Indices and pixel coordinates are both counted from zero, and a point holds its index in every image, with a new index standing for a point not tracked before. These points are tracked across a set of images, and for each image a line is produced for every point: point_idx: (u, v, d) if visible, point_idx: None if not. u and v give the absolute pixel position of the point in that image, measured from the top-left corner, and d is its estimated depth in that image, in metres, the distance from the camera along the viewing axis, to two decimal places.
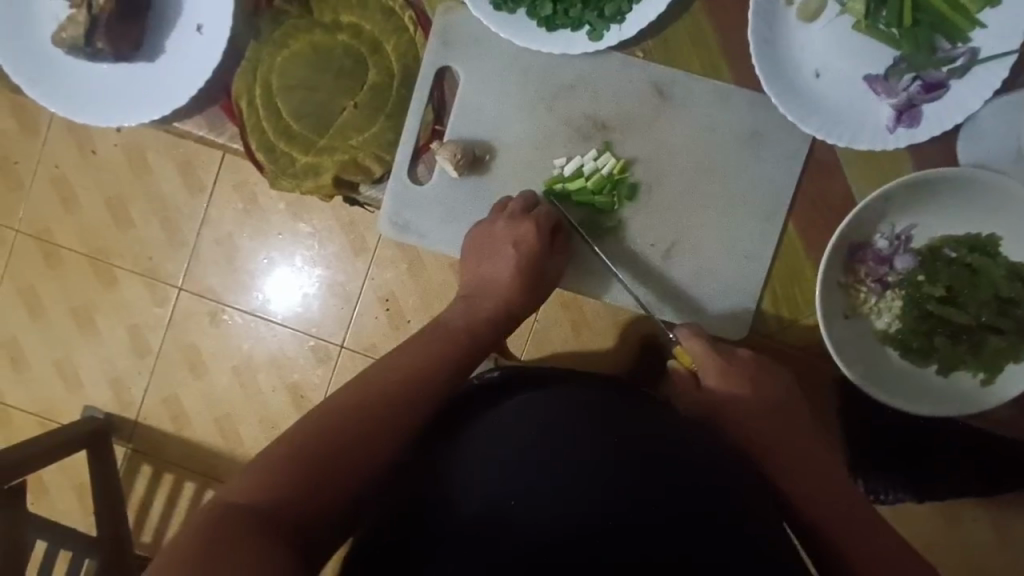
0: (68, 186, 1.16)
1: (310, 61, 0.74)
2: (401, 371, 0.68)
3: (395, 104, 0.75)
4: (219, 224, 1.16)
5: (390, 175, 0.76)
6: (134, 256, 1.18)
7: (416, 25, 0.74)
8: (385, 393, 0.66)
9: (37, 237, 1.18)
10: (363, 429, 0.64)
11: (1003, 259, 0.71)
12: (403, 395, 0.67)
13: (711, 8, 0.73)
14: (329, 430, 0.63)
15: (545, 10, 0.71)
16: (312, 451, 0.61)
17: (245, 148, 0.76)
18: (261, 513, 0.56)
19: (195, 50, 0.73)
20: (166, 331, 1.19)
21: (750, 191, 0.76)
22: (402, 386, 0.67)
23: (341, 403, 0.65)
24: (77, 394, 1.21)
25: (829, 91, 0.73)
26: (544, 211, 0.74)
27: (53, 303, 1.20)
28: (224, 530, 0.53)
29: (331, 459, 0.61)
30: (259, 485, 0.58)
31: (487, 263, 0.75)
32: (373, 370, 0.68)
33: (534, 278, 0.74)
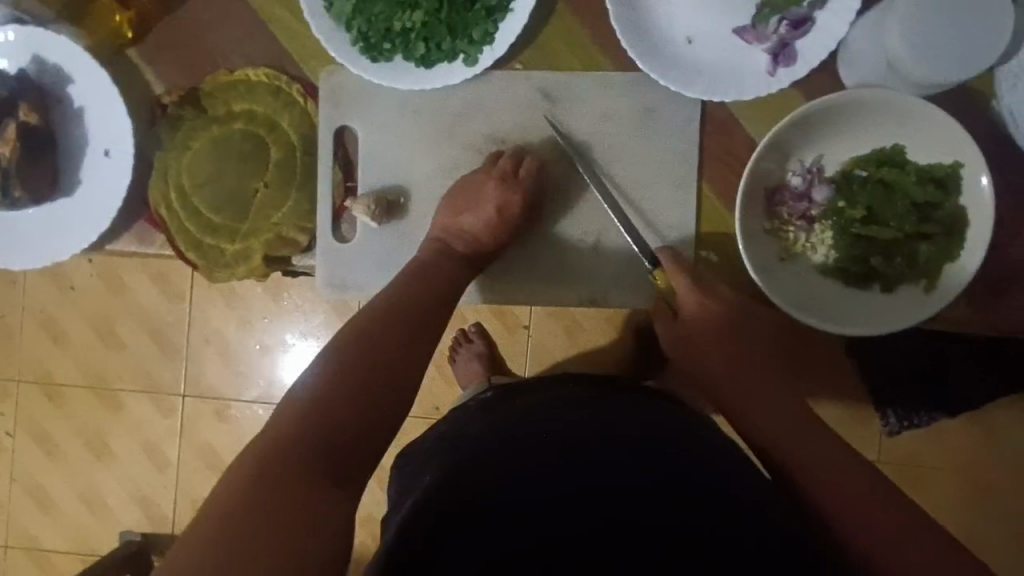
0: (51, 323, 1.19)
1: (216, 154, 0.77)
2: (409, 332, 0.65)
3: (304, 173, 0.78)
4: (205, 323, 1.18)
5: (317, 241, 0.78)
6: (133, 376, 1.20)
7: (303, 94, 0.78)
8: (377, 352, 0.62)
9: (38, 381, 1.21)
10: (371, 393, 0.59)
11: (911, 166, 0.71)
12: (394, 356, 0.63)
13: (572, 7, 0.76)
14: (327, 393, 0.57)
15: (418, 51, 0.75)
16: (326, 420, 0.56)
17: (176, 251, 0.79)
18: (281, 473, 0.51)
19: (106, 174, 0.77)
20: (181, 439, 1.21)
21: (660, 164, 0.77)
22: (392, 348, 0.63)
23: (346, 364, 0.60)
24: (111, 520, 1.23)
25: (705, 52, 0.75)
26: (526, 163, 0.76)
27: (67, 441, 1.22)
28: (245, 502, 0.48)
29: (328, 421, 0.56)
30: (266, 453, 0.52)
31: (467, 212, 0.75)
32: (347, 337, 0.63)
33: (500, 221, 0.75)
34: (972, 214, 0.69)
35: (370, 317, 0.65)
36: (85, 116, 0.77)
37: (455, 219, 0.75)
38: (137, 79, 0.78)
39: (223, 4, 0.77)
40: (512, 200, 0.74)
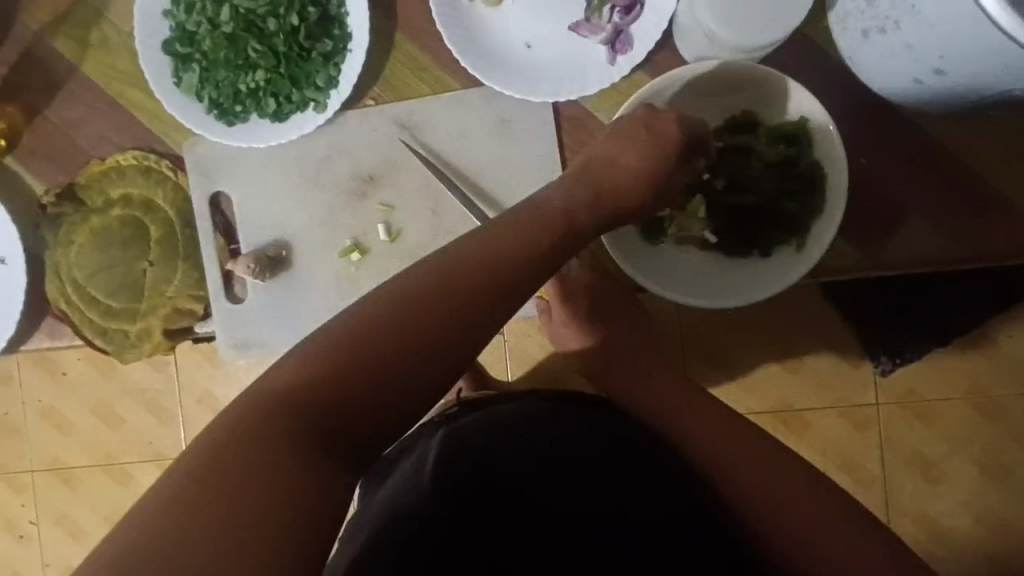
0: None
1: (102, 241, 0.80)
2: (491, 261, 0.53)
3: (185, 244, 0.80)
4: (191, 381, 0.91)
5: (212, 306, 0.81)
6: (132, 446, 0.93)
7: (175, 168, 0.80)
8: (351, 348, 0.47)
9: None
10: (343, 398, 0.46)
11: (763, 129, 0.71)
12: (469, 282, 0.52)
13: (408, 35, 0.78)
14: (289, 389, 0.45)
15: (270, 106, 0.77)
16: (372, 365, 0.47)
17: (84, 341, 0.82)
18: (291, 421, 0.44)
19: (4, 280, 0.80)
20: None
21: (525, 171, 0.78)
22: (431, 314, 0.50)
23: (429, 293, 0.50)
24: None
25: (546, 53, 0.76)
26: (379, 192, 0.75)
27: (93, 522, 0.95)
28: (217, 462, 0.41)
29: (369, 374, 0.47)
30: (246, 416, 0.43)
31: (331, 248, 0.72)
32: (452, 263, 0.52)
33: None
34: (829, 169, 0.69)
35: (447, 264, 0.52)
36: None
37: None
38: (15, 183, 0.82)
39: (83, 97, 0.80)
40: None
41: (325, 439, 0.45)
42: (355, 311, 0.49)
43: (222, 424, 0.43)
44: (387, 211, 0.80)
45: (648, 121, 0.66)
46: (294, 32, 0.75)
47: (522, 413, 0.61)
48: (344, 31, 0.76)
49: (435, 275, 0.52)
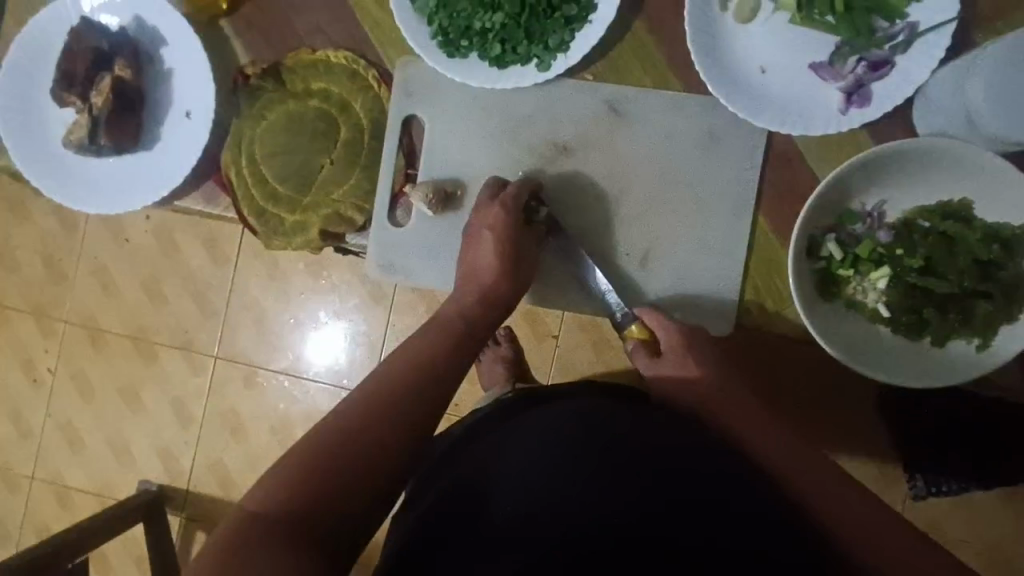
0: (66, 255, 1.15)
1: (289, 128, 0.80)
2: (426, 347, 0.67)
3: (368, 154, 0.81)
4: None
5: (372, 222, 0.81)
6: None
7: (380, 81, 0.80)
8: (397, 388, 0.62)
9: (37, 312, 1.17)
10: (375, 423, 0.59)
11: (978, 223, 0.70)
12: (419, 365, 0.65)
13: (649, 25, 0.78)
14: (346, 417, 0.59)
15: (494, 51, 0.77)
16: (362, 407, 0.60)
17: (238, 214, 0.82)
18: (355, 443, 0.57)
19: (184, 134, 0.81)
20: None
21: (719, 189, 0.77)
22: (387, 380, 0.63)
23: (392, 372, 0.64)
24: (95, 472, 1.17)
25: (778, 83, 0.75)
26: (511, 191, 0.75)
27: None
28: (290, 487, 0.54)
29: (337, 458, 0.56)
30: (270, 498, 0.53)
31: (471, 252, 0.75)
32: (384, 372, 0.64)
33: (512, 256, 0.74)
34: None
35: (401, 356, 0.66)
36: (173, 77, 0.81)
37: (477, 258, 0.74)
38: (224, 48, 0.83)
39: None
40: (494, 214, 0.74)
41: (314, 527, 0.53)
42: (337, 404, 0.60)
43: (262, 502, 0.53)
44: (566, 186, 0.79)
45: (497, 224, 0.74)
46: None
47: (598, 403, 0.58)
48: (592, 2, 0.76)
49: (401, 358, 0.66)
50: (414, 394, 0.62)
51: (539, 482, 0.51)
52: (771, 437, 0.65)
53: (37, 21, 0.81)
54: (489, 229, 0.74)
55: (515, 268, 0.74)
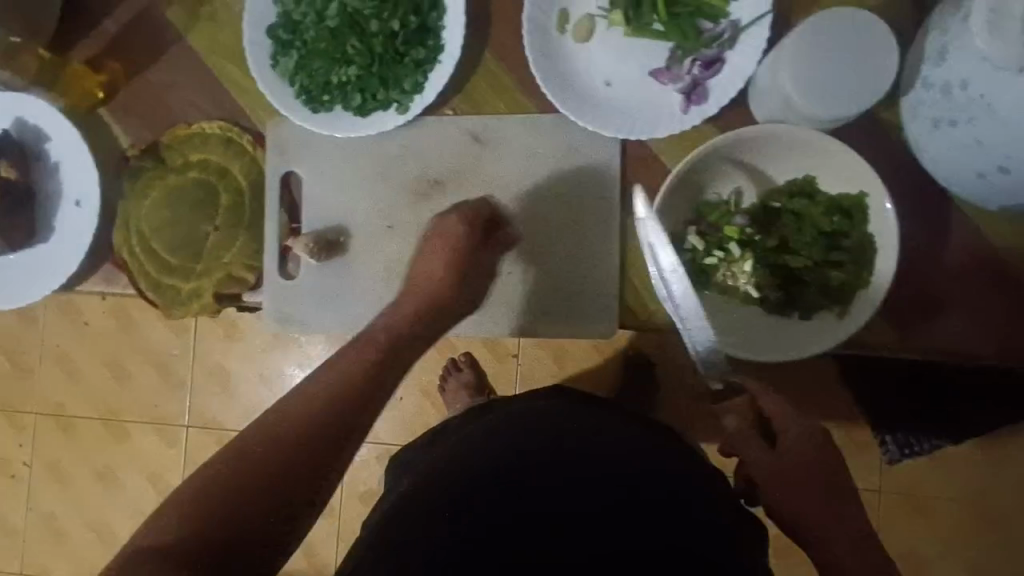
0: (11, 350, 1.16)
1: (176, 202, 0.84)
2: (353, 366, 0.64)
3: (251, 216, 0.84)
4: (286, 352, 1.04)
5: (265, 277, 0.84)
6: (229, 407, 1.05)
7: (255, 144, 0.84)
8: (329, 405, 0.59)
9: None
10: (315, 440, 0.57)
11: (821, 196, 0.74)
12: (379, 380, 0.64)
13: (495, 56, 0.82)
14: (264, 434, 0.56)
15: (355, 101, 0.81)
16: (269, 426, 0.57)
17: (136, 290, 0.86)
18: (276, 455, 0.55)
19: (75, 221, 0.84)
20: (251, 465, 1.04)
21: (585, 199, 0.81)
22: (324, 398, 0.60)
23: (331, 387, 0.61)
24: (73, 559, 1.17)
25: (622, 93, 0.79)
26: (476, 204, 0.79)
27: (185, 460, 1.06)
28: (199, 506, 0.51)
29: (284, 487, 0.53)
30: (185, 516, 0.50)
31: (422, 261, 0.75)
32: (318, 385, 0.61)
33: (472, 268, 0.76)
34: (880, 242, 0.71)
35: (348, 380, 0.62)
36: (60, 170, 0.85)
37: (427, 275, 0.74)
38: (106, 135, 0.86)
39: (181, 64, 0.85)
40: (451, 226, 0.77)
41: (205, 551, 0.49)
42: (302, 396, 0.59)
43: (196, 491, 0.52)
44: (445, 217, 0.83)
45: (438, 231, 0.77)
46: (388, 36, 0.78)
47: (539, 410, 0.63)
48: (439, 43, 0.80)
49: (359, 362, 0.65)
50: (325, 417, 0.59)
51: (486, 485, 0.57)
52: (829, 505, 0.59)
53: None
54: (448, 241, 0.76)
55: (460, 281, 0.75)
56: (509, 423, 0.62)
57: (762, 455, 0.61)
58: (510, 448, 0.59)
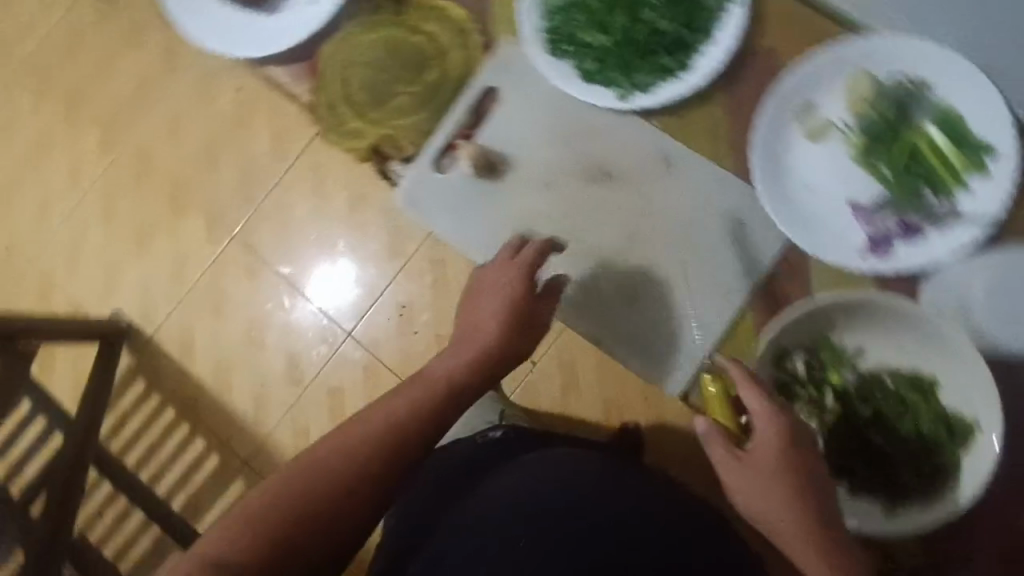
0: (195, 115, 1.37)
1: (389, 56, 0.88)
2: (409, 409, 0.63)
3: (441, 101, 0.88)
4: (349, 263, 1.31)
5: (419, 157, 0.87)
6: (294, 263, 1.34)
7: (481, 48, 0.88)
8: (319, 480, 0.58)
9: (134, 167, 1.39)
10: (302, 505, 0.56)
11: (936, 404, 0.74)
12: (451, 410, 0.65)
13: (727, 101, 0.82)
14: (249, 521, 0.55)
15: (588, 65, 0.84)
16: (310, 486, 0.57)
17: (311, 101, 0.91)
18: (264, 538, 0.54)
19: (299, 13, 0.88)
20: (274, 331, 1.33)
21: (722, 269, 0.82)
22: (325, 481, 0.58)
23: (373, 429, 0.61)
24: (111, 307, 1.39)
25: (816, 204, 0.79)
26: (529, 252, 0.77)
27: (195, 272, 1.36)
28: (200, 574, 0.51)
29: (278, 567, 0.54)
30: None
31: (483, 298, 0.75)
32: (295, 469, 0.58)
33: (523, 318, 0.74)
34: (967, 470, 0.72)
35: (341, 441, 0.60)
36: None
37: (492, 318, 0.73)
38: None
39: None
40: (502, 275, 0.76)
41: None
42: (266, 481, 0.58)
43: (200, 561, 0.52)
44: (597, 206, 0.85)
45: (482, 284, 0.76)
46: (654, 33, 0.81)
47: (542, 461, 0.68)
48: (688, 62, 0.82)
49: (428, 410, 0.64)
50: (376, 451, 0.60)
51: (519, 502, 0.62)
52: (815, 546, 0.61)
53: None
54: (506, 284, 0.75)
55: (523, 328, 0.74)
56: (525, 466, 0.68)
57: (730, 460, 0.66)
58: (523, 490, 0.63)
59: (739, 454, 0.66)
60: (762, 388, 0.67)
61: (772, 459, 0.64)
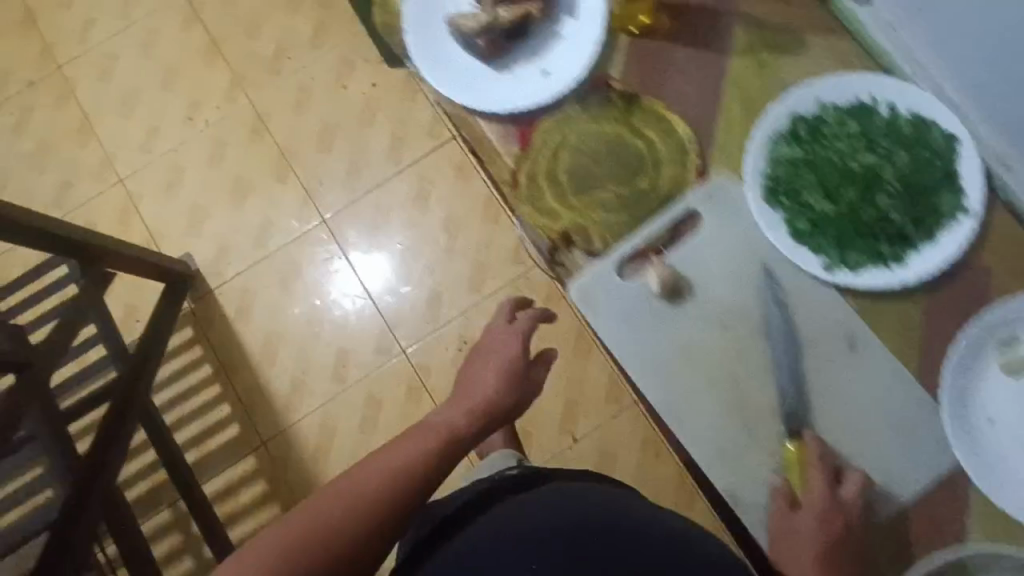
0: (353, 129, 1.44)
1: (604, 149, 0.88)
2: (401, 460, 0.70)
3: (646, 211, 0.87)
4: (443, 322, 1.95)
5: (606, 256, 0.87)
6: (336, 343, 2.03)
7: (696, 169, 0.87)
8: (319, 544, 0.63)
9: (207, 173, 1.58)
10: (310, 557, 0.62)
11: None
12: (423, 471, 0.70)
13: (929, 305, 0.81)
14: (255, 569, 0.60)
15: (801, 225, 0.83)
16: (311, 537, 0.63)
17: (514, 166, 0.90)
18: None
19: (532, 85, 0.91)
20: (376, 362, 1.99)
21: (877, 468, 0.81)
22: (338, 518, 0.65)
23: (366, 482, 0.67)
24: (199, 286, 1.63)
25: (994, 439, 0.77)
26: (525, 320, 0.85)
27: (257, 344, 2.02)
28: None
29: None
30: None
31: (477, 364, 0.83)
32: (286, 527, 0.63)
33: (516, 374, 0.81)
34: None
35: (342, 488, 0.67)
36: (556, 40, 0.92)
37: (491, 386, 0.80)
38: (608, 55, 0.92)
39: (707, 70, 0.90)
40: (507, 341, 0.84)
41: None
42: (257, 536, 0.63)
43: None
44: (769, 362, 0.84)
45: (482, 348, 0.84)
46: (882, 219, 0.81)
47: (563, 496, 0.69)
48: (905, 254, 0.80)
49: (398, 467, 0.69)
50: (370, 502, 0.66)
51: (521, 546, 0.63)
52: None
53: None
54: (502, 353, 0.82)
55: (517, 383, 0.81)
56: (548, 506, 0.67)
57: (783, 513, 0.79)
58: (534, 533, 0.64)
59: (790, 516, 0.78)
60: (826, 466, 0.79)
61: (813, 527, 0.76)
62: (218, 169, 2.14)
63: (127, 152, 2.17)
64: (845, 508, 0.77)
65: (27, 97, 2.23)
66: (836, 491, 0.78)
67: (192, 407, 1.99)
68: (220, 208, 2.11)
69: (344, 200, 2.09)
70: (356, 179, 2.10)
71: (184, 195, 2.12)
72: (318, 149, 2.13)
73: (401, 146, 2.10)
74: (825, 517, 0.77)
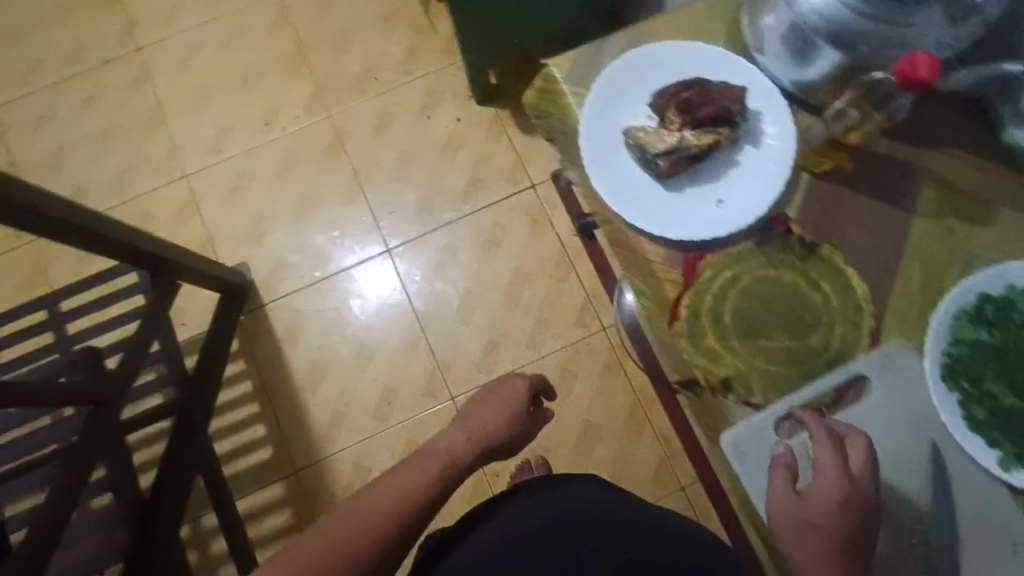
0: None
1: (773, 296, 0.85)
2: (410, 487, 0.78)
3: (812, 369, 0.83)
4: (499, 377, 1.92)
5: (764, 409, 0.82)
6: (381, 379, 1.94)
7: (870, 332, 0.83)
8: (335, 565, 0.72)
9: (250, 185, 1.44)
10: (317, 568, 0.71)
11: None
12: (424, 499, 0.77)
13: None
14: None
15: (976, 412, 0.79)
16: (328, 561, 0.71)
17: (676, 295, 0.86)
18: None
19: (706, 214, 0.87)
20: (417, 403, 1.91)
21: None
22: (352, 539, 0.73)
23: (379, 505, 0.76)
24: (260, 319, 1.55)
25: None
26: (528, 374, 0.90)
27: (302, 366, 1.96)
28: None
29: None
30: None
31: (485, 401, 0.88)
32: (308, 545, 0.72)
33: (519, 418, 0.87)
34: None
35: (363, 511, 0.75)
36: (734, 167, 0.89)
37: (495, 427, 0.85)
38: (788, 192, 0.88)
39: (889, 227, 0.87)
40: (515, 389, 0.88)
41: None
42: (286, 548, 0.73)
43: None
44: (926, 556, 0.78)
45: (493, 387, 0.89)
46: None
47: (572, 497, 0.81)
48: None
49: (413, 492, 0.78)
50: (386, 526, 0.75)
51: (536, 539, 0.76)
52: (814, 561, 0.74)
53: (698, 50, 0.90)
54: (504, 395, 0.87)
55: (517, 423, 0.87)
56: (557, 496, 0.81)
57: (788, 491, 0.76)
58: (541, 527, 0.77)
59: (797, 493, 0.76)
60: (831, 436, 0.76)
61: (831, 513, 0.74)
62: (287, 180, 2.08)
63: (196, 148, 2.11)
64: (859, 485, 0.74)
65: (101, 75, 2.17)
66: (848, 470, 0.75)
67: (227, 421, 1.93)
68: (284, 221, 2.05)
69: (412, 232, 2.04)
70: (427, 212, 2.05)
71: (249, 201, 2.07)
72: (393, 176, 2.08)
73: (478, 186, 2.06)
74: (851, 514, 0.74)
